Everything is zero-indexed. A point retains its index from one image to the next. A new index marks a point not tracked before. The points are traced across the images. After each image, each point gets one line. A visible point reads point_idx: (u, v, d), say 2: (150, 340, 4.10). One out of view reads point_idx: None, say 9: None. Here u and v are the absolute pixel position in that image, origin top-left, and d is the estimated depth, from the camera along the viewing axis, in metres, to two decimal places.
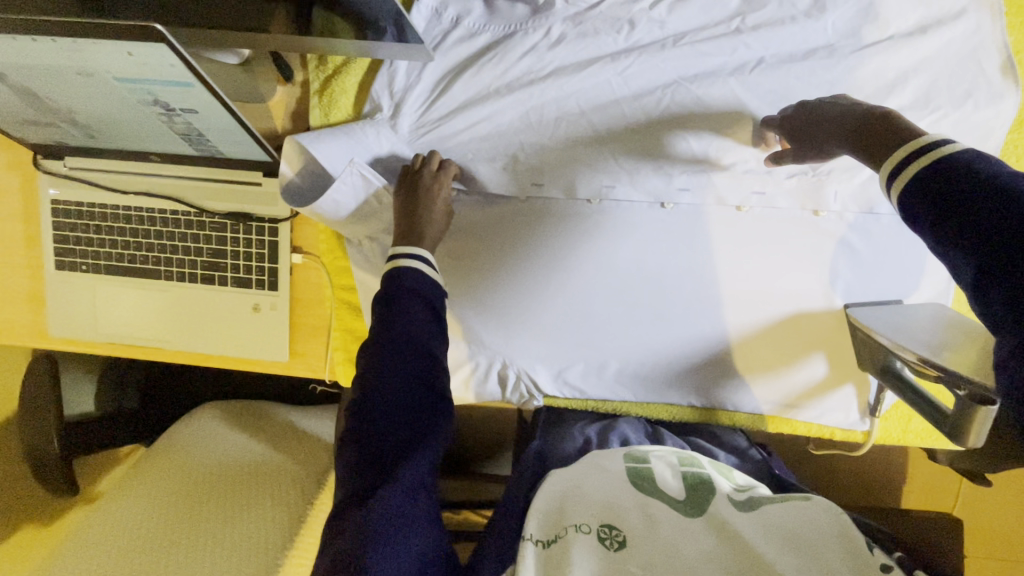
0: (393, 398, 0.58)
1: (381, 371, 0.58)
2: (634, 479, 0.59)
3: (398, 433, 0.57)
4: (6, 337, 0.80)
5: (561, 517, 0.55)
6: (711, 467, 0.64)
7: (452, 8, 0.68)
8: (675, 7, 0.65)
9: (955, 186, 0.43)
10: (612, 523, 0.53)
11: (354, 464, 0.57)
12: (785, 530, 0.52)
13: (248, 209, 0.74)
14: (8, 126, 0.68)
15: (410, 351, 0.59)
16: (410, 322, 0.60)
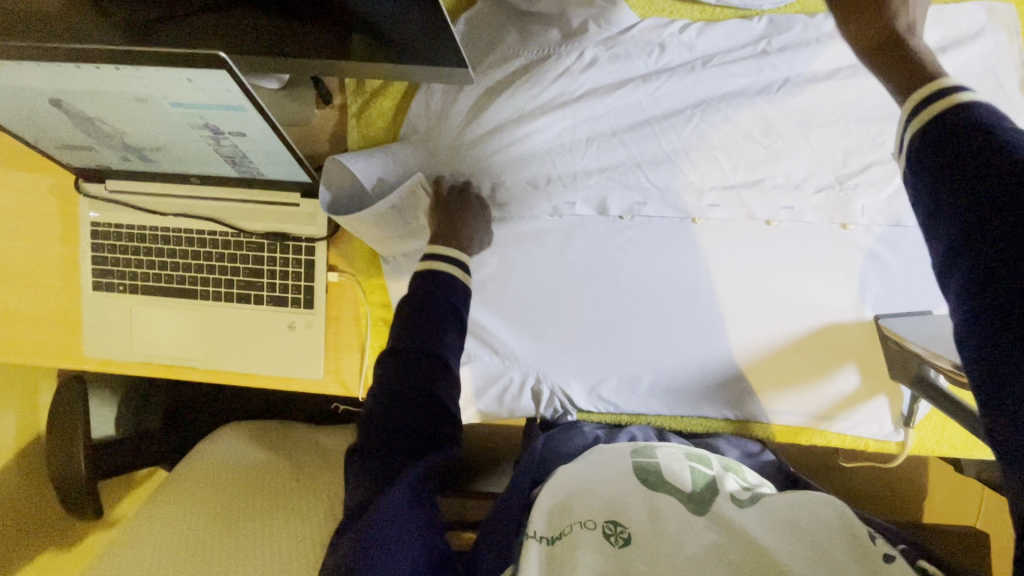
0: (407, 401, 0.60)
1: (394, 383, 0.61)
2: (640, 472, 0.58)
3: (407, 444, 0.59)
4: (40, 358, 0.81)
5: (566, 512, 0.54)
6: (719, 464, 0.63)
7: (486, 34, 0.69)
8: (703, 31, 0.68)
9: (962, 147, 0.42)
10: (618, 519, 0.52)
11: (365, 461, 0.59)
12: (790, 524, 0.51)
13: (286, 228, 0.75)
14: (56, 150, 0.70)
15: (420, 362, 0.61)
16: (431, 327, 0.62)
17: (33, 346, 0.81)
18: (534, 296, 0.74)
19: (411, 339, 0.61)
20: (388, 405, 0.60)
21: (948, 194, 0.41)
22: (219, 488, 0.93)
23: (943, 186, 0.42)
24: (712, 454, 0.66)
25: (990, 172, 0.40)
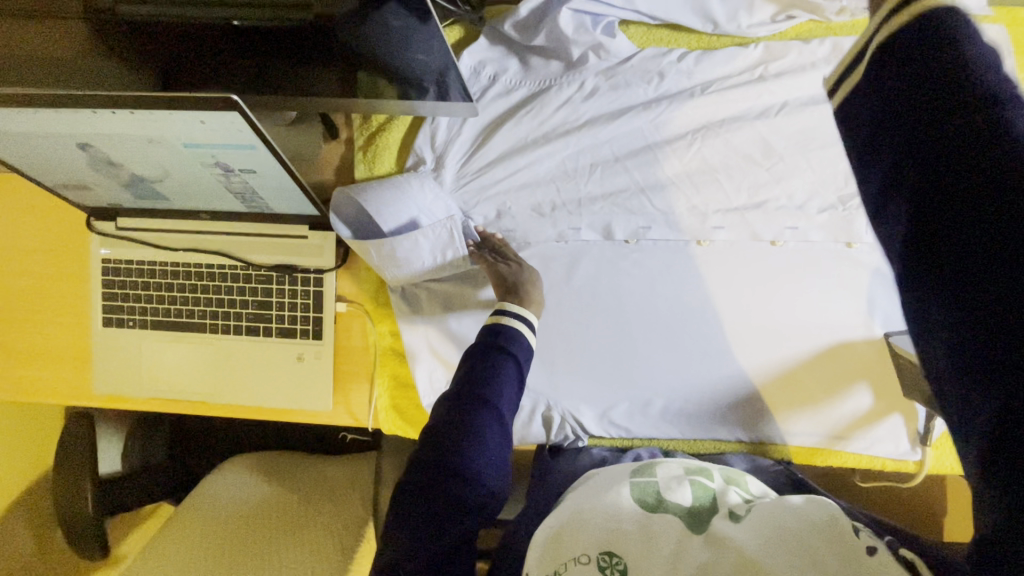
0: (464, 455, 0.56)
1: (465, 428, 0.57)
2: (636, 493, 0.58)
3: (467, 498, 0.55)
4: (49, 396, 0.81)
5: (562, 548, 0.54)
6: (722, 477, 0.63)
7: (489, 66, 0.72)
8: (700, 60, 0.70)
9: (922, 71, 0.38)
10: (612, 549, 0.52)
11: (414, 519, 0.55)
12: (777, 528, 0.50)
13: (294, 260, 0.76)
14: (70, 191, 0.72)
15: (483, 417, 0.58)
16: (494, 379, 0.60)
17: (42, 383, 0.81)
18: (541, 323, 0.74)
19: (485, 387, 0.60)
20: (457, 452, 0.56)
21: (889, 128, 0.40)
22: (229, 523, 0.92)
23: (891, 119, 0.40)
24: (715, 467, 0.65)
25: (942, 120, 0.37)
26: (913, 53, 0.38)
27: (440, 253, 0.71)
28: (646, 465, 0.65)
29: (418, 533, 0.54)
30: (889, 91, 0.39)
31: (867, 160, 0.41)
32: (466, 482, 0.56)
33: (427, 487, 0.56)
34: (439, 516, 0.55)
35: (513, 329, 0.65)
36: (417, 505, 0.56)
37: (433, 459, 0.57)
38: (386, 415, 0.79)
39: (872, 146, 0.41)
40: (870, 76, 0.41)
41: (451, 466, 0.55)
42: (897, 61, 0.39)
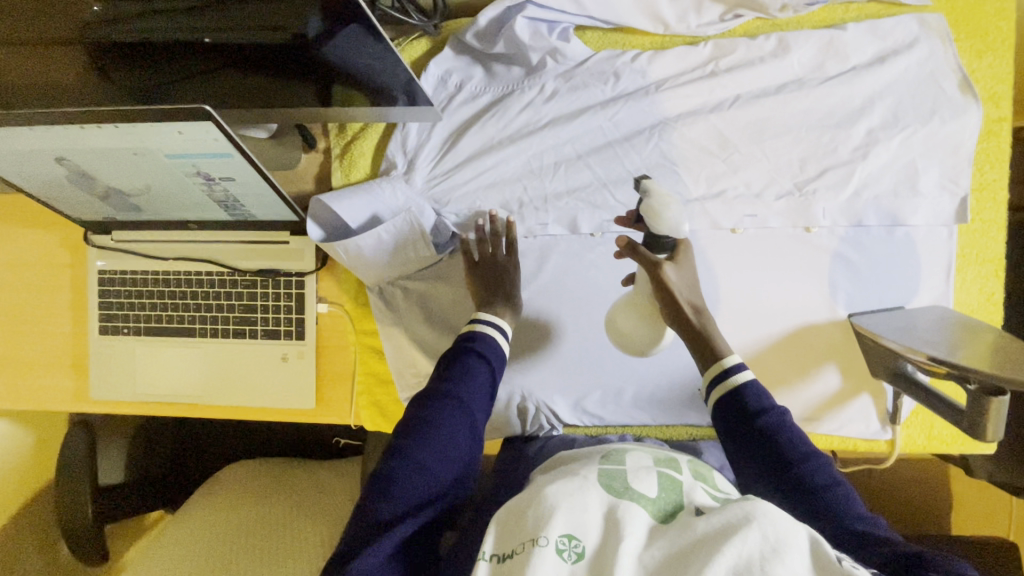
0: (433, 447, 0.59)
1: (436, 422, 0.60)
2: (604, 479, 0.59)
3: (431, 488, 0.58)
4: (50, 403, 0.85)
5: (523, 526, 0.54)
6: (689, 472, 0.64)
7: (455, 75, 0.76)
8: (654, 59, 0.73)
9: (742, 421, 0.60)
10: (574, 532, 0.52)
11: (378, 505, 0.56)
12: (779, 540, 0.47)
13: (277, 265, 0.79)
14: (68, 206, 0.76)
15: (456, 413, 0.61)
16: (469, 379, 0.63)
17: (46, 390, 0.85)
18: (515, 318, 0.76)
19: (459, 387, 0.62)
20: (427, 442, 0.59)
21: (737, 452, 0.60)
22: (226, 525, 0.96)
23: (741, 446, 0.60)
24: (682, 461, 0.67)
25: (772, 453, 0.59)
26: (734, 401, 0.61)
27: (407, 247, 0.76)
28: (616, 453, 0.66)
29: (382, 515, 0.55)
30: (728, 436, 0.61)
31: (740, 471, 0.61)
32: (431, 471, 0.58)
33: (395, 472, 0.57)
34: (403, 499, 0.56)
35: (485, 337, 0.66)
36: (384, 488, 0.57)
37: (405, 447, 0.59)
38: (369, 411, 0.82)
39: (741, 464, 0.61)
40: (715, 410, 0.62)
41: (420, 454, 0.58)
42: (728, 407, 0.61)
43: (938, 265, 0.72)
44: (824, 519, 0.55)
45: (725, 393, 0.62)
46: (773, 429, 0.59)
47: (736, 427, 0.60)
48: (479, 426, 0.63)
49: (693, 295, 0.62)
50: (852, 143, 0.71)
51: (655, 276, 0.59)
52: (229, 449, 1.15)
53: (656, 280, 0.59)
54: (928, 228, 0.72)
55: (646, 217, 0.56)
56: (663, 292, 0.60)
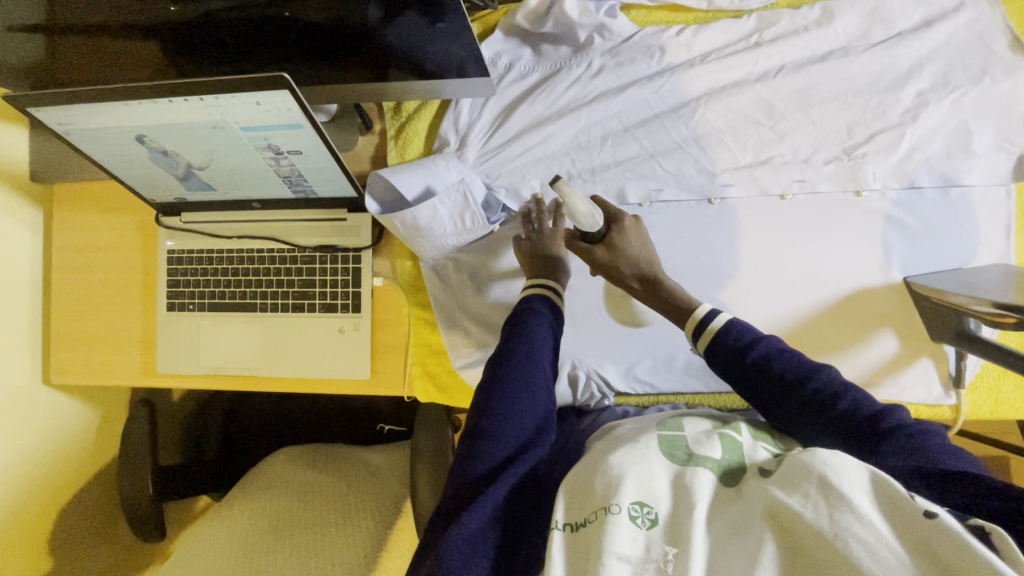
0: (509, 401, 0.55)
1: (512, 376, 0.57)
2: (665, 447, 0.49)
3: (515, 444, 0.53)
4: (118, 378, 0.90)
5: (590, 493, 0.45)
6: (749, 432, 0.54)
7: (504, 56, 0.80)
8: (698, 32, 0.75)
9: (733, 357, 0.62)
10: (644, 499, 0.43)
11: (466, 466, 0.52)
12: (841, 483, 0.39)
13: (335, 241, 0.83)
14: (144, 187, 0.82)
15: (527, 368, 0.58)
16: (537, 335, 0.61)
17: (115, 366, 0.90)
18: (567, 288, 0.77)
19: (526, 343, 0.60)
20: (503, 397, 0.55)
21: (749, 396, 0.61)
22: (282, 498, 0.96)
23: (744, 381, 0.61)
24: (741, 423, 0.57)
25: (774, 381, 0.59)
26: (722, 340, 0.63)
27: (460, 219, 0.79)
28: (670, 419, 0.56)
29: (473, 476, 0.51)
30: (730, 376, 0.62)
31: (759, 409, 0.61)
32: (516, 426, 0.54)
33: (480, 430, 0.54)
34: (491, 456, 0.52)
35: (542, 296, 0.67)
36: (469, 446, 0.53)
37: (483, 404, 0.55)
38: (422, 382, 0.84)
39: (754, 400, 0.61)
40: (709, 355, 0.64)
41: (500, 409, 0.54)
42: (716, 351, 0.63)
43: (993, 227, 0.72)
44: (854, 436, 0.54)
45: (709, 340, 0.64)
46: (764, 358, 0.60)
47: (730, 365, 0.62)
48: (550, 382, 0.60)
49: (638, 262, 0.69)
50: (901, 107, 0.72)
51: (587, 259, 0.70)
52: (276, 436, 1.17)
53: (594, 264, 0.70)
54: (984, 189, 0.72)
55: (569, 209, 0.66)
56: (608, 270, 0.69)
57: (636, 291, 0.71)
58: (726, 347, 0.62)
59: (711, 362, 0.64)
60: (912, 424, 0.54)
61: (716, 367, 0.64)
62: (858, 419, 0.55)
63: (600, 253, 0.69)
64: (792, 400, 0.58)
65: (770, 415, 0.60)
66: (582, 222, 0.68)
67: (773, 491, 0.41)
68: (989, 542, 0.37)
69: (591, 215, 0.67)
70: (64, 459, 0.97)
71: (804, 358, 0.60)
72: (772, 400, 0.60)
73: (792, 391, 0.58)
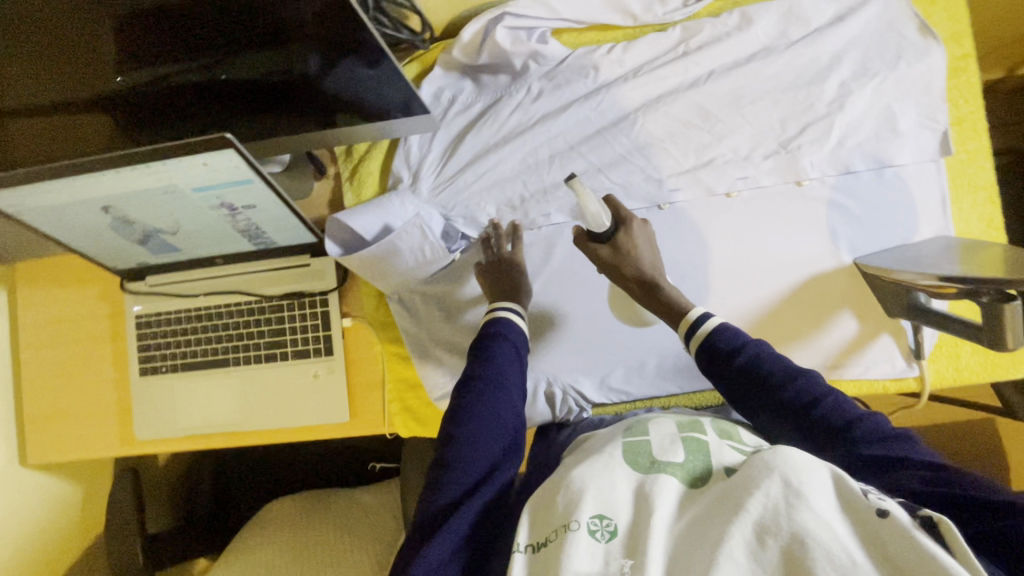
0: (475, 426, 0.55)
1: (477, 400, 0.57)
2: (629, 455, 0.49)
3: (484, 468, 0.54)
4: (97, 450, 0.89)
5: (552, 512, 0.46)
6: (715, 431, 0.53)
7: (447, 91, 0.82)
8: (628, 48, 0.79)
9: (721, 360, 0.62)
10: (604, 512, 0.44)
11: (436, 495, 0.53)
12: (802, 484, 0.40)
13: (300, 287, 0.84)
14: (105, 256, 0.82)
15: (493, 391, 0.58)
16: (498, 356, 0.61)
17: (93, 438, 0.89)
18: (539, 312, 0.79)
19: (488, 366, 0.60)
20: (468, 422, 0.56)
21: (732, 398, 0.62)
22: (277, 552, 0.94)
23: (730, 384, 0.61)
24: (707, 420, 0.56)
25: (758, 386, 0.60)
26: (710, 343, 0.64)
27: (419, 251, 0.80)
28: (638, 423, 0.56)
29: (439, 507, 0.51)
30: (717, 378, 0.63)
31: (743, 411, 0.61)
32: (481, 451, 0.55)
33: (446, 459, 0.54)
34: (458, 483, 0.52)
35: (508, 318, 0.66)
36: (437, 475, 0.54)
37: (450, 431, 0.56)
38: (402, 417, 0.84)
39: (737, 402, 0.61)
40: (699, 355, 0.65)
41: (466, 434, 0.55)
42: (706, 352, 0.64)
43: (931, 202, 0.75)
44: (831, 440, 0.54)
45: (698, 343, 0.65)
46: (750, 362, 0.61)
47: (718, 365, 0.63)
48: (518, 402, 0.60)
49: (641, 264, 0.70)
50: (827, 98, 0.75)
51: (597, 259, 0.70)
52: (269, 488, 1.15)
53: (599, 262, 0.70)
54: (916, 166, 0.75)
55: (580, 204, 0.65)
56: (613, 268, 0.70)
57: (634, 293, 0.71)
58: (715, 349, 0.63)
59: (699, 363, 0.65)
60: (892, 430, 0.53)
61: (704, 369, 0.64)
62: (839, 426, 0.54)
63: (607, 252, 0.69)
64: (775, 404, 0.58)
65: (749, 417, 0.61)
66: (595, 222, 0.67)
67: (733, 492, 0.42)
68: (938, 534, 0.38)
69: (599, 216, 0.67)
70: (49, 541, 0.95)
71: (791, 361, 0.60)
72: (752, 403, 0.60)
73: (775, 395, 0.58)
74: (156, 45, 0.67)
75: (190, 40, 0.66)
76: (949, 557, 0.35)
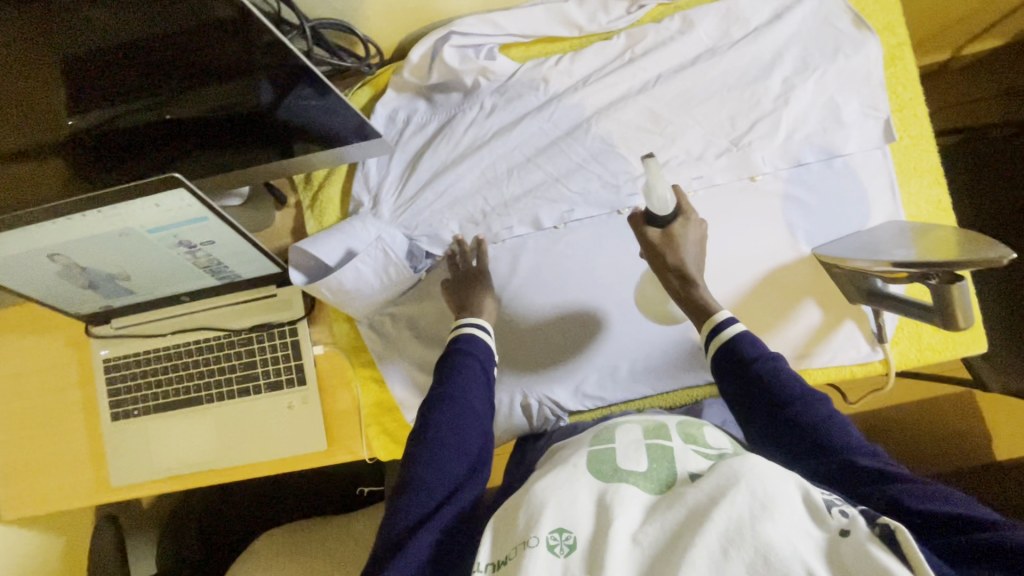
0: (441, 447, 0.56)
1: (444, 421, 0.57)
2: (593, 464, 0.50)
3: (450, 489, 0.54)
4: (71, 500, 0.87)
5: (513, 529, 0.46)
6: (680, 435, 0.53)
7: (401, 112, 0.83)
8: (575, 59, 0.80)
9: (737, 369, 0.60)
10: (564, 526, 0.44)
11: (404, 520, 0.52)
12: (767, 496, 0.41)
13: (268, 318, 0.83)
14: (66, 302, 0.81)
15: (460, 410, 0.58)
16: (463, 375, 0.61)
17: (67, 487, 0.87)
18: (511, 328, 0.80)
19: (453, 385, 0.60)
20: (434, 444, 0.56)
21: (734, 402, 0.60)
22: None
23: (738, 393, 0.60)
24: (673, 423, 0.56)
25: (768, 401, 0.57)
26: (731, 348, 0.61)
27: (384, 273, 0.80)
28: (605, 431, 0.56)
29: (399, 530, 0.51)
30: (725, 384, 0.61)
31: (742, 415, 0.60)
32: (445, 471, 0.55)
33: (413, 482, 0.54)
34: (425, 506, 0.52)
35: (472, 334, 0.66)
36: (404, 499, 0.54)
37: (416, 453, 0.56)
38: (381, 440, 0.84)
39: (740, 408, 0.60)
40: (716, 357, 0.63)
41: (432, 456, 0.55)
42: (724, 356, 0.62)
43: (880, 188, 0.76)
44: (826, 461, 0.53)
45: (719, 346, 0.62)
46: (766, 376, 0.58)
47: (733, 372, 0.60)
48: (486, 420, 0.60)
49: (682, 254, 0.66)
50: (772, 93, 0.77)
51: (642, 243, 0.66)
52: (256, 522, 1.13)
53: (647, 245, 0.66)
54: (863, 154, 0.76)
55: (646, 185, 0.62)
56: (658, 255, 0.66)
57: (669, 284, 0.67)
58: (731, 358, 0.61)
59: (713, 363, 0.63)
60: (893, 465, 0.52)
61: (716, 370, 0.62)
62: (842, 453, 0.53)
63: (656, 236, 0.66)
64: (781, 421, 0.56)
65: (747, 430, 0.61)
66: (651, 204, 0.64)
67: (695, 501, 0.43)
68: (892, 539, 0.40)
69: (662, 199, 0.63)
70: None
71: (804, 381, 0.57)
72: (756, 414, 0.58)
73: (784, 413, 0.56)
74: (109, 88, 0.64)
75: (136, 82, 0.64)
76: (896, 566, 0.37)
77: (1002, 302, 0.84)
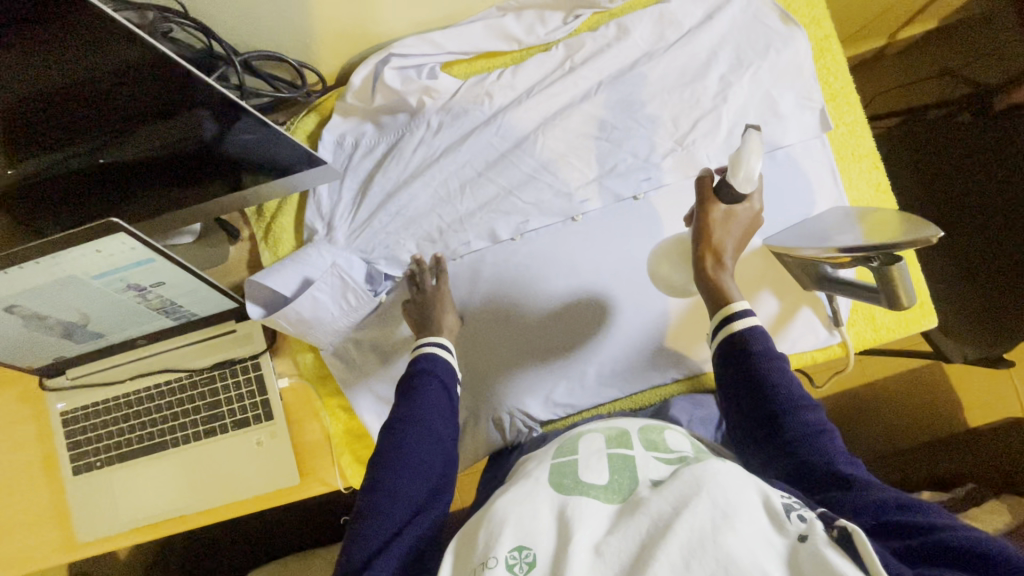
0: (404, 473, 0.55)
1: (406, 446, 0.56)
2: (554, 477, 0.50)
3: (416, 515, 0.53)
4: (34, 562, 0.84)
5: (473, 550, 0.45)
6: (642, 442, 0.53)
7: (349, 137, 0.83)
8: (517, 72, 0.81)
9: (741, 363, 0.56)
10: (525, 543, 0.44)
11: (369, 552, 0.51)
12: (728, 505, 0.41)
13: (229, 355, 0.82)
14: (15, 358, 0.78)
15: (423, 434, 0.58)
16: (425, 398, 0.60)
17: (29, 550, 0.84)
18: (477, 342, 0.80)
19: (414, 409, 0.59)
20: (397, 471, 0.55)
21: (725, 393, 0.58)
22: None
23: (733, 386, 0.57)
24: (636, 427, 0.56)
25: (765, 400, 0.55)
26: (736, 338, 0.57)
27: (343, 299, 0.79)
28: (568, 441, 0.56)
29: (365, 563, 0.50)
30: (724, 374, 0.58)
31: (729, 407, 0.58)
32: (409, 497, 0.54)
33: (377, 513, 0.53)
34: (391, 535, 0.51)
35: (433, 354, 0.65)
36: (369, 530, 0.52)
37: (380, 482, 0.55)
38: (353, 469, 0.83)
39: (732, 400, 0.57)
40: (720, 346, 0.59)
41: (396, 483, 0.54)
42: (728, 348, 0.58)
43: (821, 176, 0.79)
44: (800, 465, 0.53)
45: (729, 338, 0.57)
46: (769, 377, 0.55)
47: (737, 363, 0.57)
48: (450, 441, 0.60)
49: (731, 234, 0.59)
50: (710, 92, 0.79)
51: (699, 208, 0.59)
52: (237, 564, 1.10)
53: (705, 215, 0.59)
54: (801, 144, 0.79)
55: (732, 162, 0.54)
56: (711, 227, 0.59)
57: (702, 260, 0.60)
58: (739, 352, 0.57)
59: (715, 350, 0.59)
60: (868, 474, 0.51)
61: (716, 359, 0.59)
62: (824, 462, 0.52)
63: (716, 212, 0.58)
64: (771, 424, 0.55)
65: (728, 418, 0.59)
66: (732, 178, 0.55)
67: (657, 511, 0.43)
68: (850, 542, 0.40)
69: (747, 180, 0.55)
70: None
71: (801, 387, 0.56)
72: (748, 409, 0.56)
73: (778, 416, 0.54)
74: (42, 135, 0.62)
75: (68, 128, 0.62)
76: (851, 569, 0.38)
77: (949, 275, 0.87)
